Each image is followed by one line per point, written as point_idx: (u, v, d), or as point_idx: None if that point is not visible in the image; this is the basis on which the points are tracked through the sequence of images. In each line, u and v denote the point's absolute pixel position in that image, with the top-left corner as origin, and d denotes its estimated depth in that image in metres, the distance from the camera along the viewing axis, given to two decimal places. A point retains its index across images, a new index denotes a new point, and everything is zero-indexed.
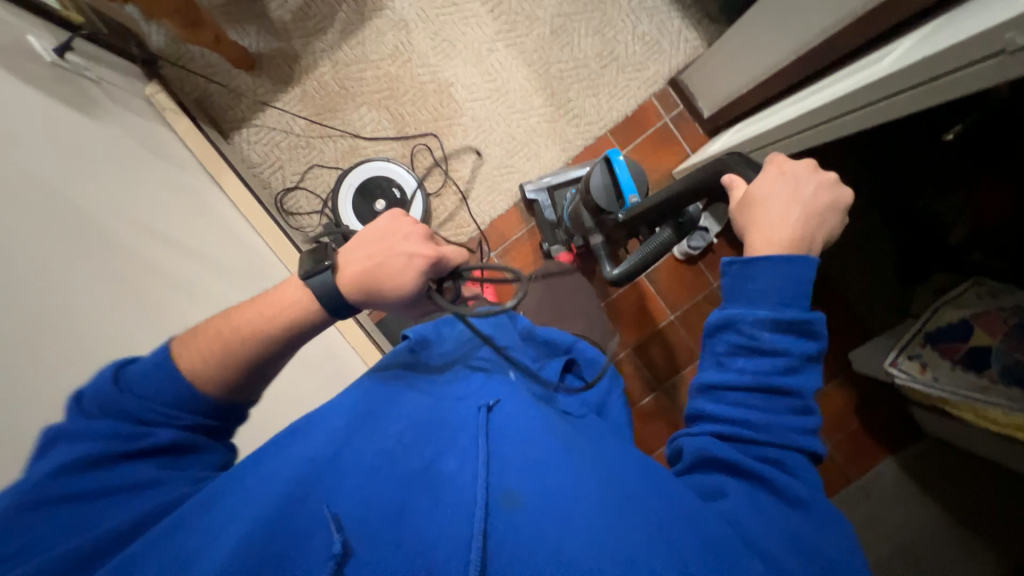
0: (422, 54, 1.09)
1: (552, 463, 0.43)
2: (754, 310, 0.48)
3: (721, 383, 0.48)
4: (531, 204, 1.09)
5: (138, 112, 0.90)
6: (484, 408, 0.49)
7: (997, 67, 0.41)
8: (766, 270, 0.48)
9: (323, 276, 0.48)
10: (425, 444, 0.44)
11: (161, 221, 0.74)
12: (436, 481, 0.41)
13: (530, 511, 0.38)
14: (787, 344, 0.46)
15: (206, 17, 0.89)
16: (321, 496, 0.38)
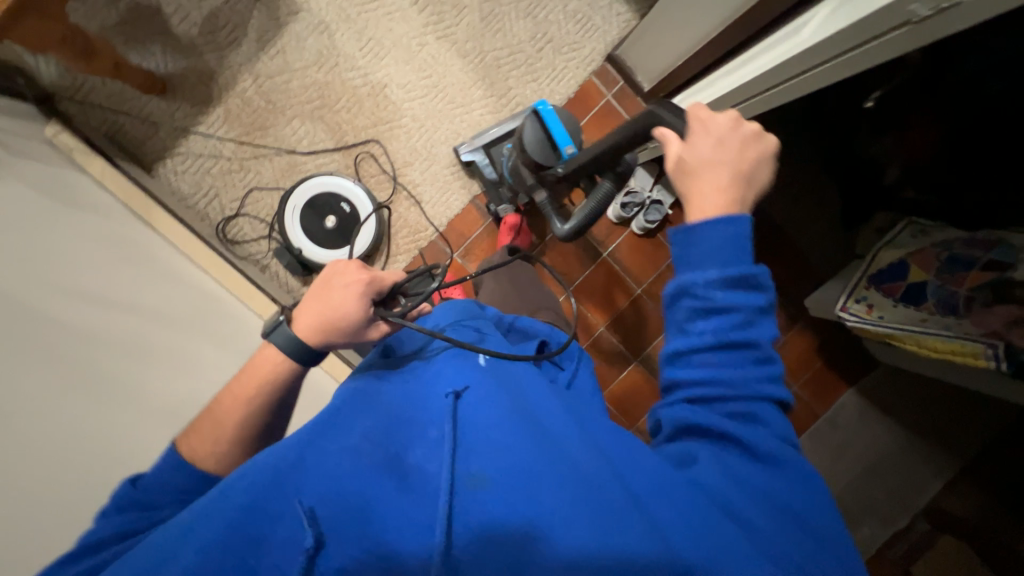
0: (349, 57, 1.03)
1: (518, 437, 0.43)
2: (702, 273, 0.49)
3: (685, 348, 0.50)
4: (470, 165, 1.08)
5: (43, 159, 0.82)
6: (450, 395, 0.47)
7: (905, 38, 0.43)
8: (704, 236, 0.50)
9: (283, 331, 0.51)
10: (390, 433, 0.44)
11: (90, 278, 0.69)
12: (403, 470, 0.41)
13: (495, 489, 0.39)
14: (739, 299, 0.48)
15: (101, 45, 0.81)
16: (286, 496, 0.39)
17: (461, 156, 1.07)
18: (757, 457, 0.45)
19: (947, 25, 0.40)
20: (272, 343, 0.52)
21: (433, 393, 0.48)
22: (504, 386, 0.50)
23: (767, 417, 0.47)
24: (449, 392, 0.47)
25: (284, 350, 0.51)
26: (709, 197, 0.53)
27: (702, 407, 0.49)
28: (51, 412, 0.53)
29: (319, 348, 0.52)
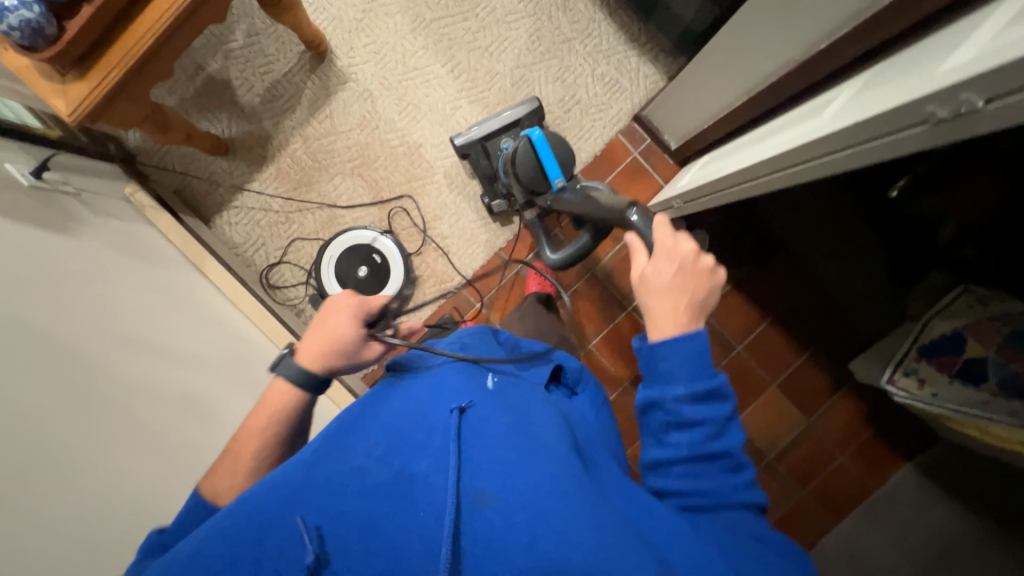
0: (389, 120, 1.12)
1: (521, 462, 0.44)
2: (670, 389, 0.51)
3: (663, 459, 0.51)
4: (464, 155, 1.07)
5: (119, 215, 0.93)
6: (456, 411, 0.48)
7: (924, 136, 0.42)
8: (672, 350, 0.52)
9: (289, 360, 0.58)
10: (395, 449, 0.45)
11: (143, 329, 0.76)
12: (406, 485, 0.42)
13: (503, 510, 0.40)
14: (705, 412, 0.50)
15: (175, 118, 0.92)
16: (292, 516, 0.40)
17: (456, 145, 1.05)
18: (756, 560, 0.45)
19: (968, 128, 0.38)
20: (282, 375, 0.59)
21: (437, 405, 0.50)
22: (506, 411, 0.51)
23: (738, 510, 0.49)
24: (454, 408, 0.48)
25: (293, 381, 0.58)
26: (665, 316, 0.54)
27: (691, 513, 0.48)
28: (99, 457, 0.58)
29: (323, 374, 0.59)
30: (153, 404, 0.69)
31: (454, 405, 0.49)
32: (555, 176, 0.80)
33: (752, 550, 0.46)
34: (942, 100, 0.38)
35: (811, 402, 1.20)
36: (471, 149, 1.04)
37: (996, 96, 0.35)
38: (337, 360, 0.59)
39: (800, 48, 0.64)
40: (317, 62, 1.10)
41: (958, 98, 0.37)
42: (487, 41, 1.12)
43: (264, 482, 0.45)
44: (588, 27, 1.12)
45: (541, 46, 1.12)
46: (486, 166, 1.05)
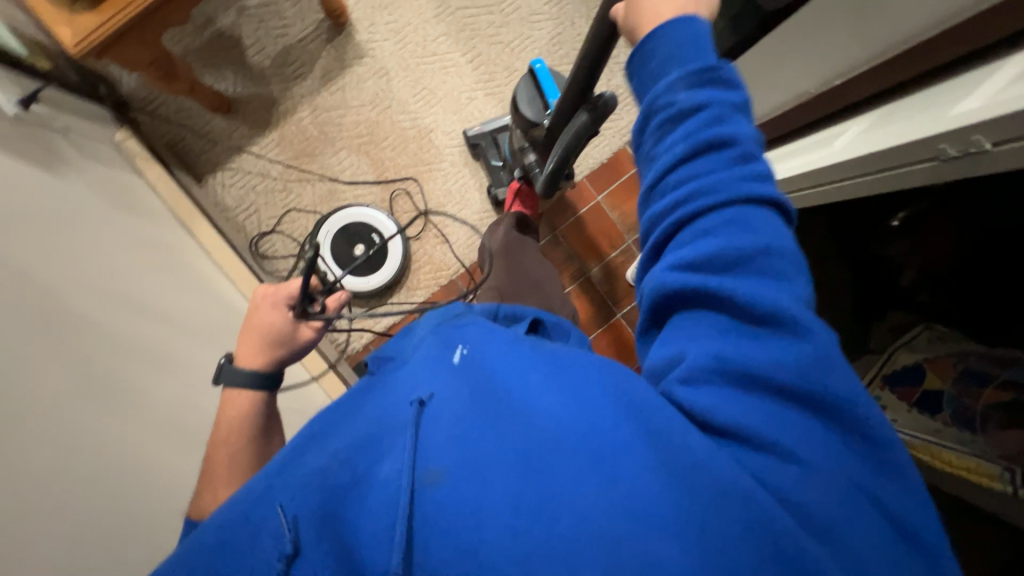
0: (402, 101, 1.11)
1: (488, 424, 0.35)
2: (663, 80, 0.43)
3: (661, 172, 0.42)
4: (474, 150, 1.11)
5: (107, 161, 0.87)
6: (416, 402, 0.38)
7: (934, 171, 0.46)
8: (661, 39, 0.43)
9: (230, 367, 0.61)
10: (355, 449, 0.37)
11: (127, 281, 0.72)
12: (366, 484, 0.34)
13: (455, 486, 0.31)
14: (707, 94, 0.40)
15: (181, 68, 0.88)
16: (265, 511, 0.34)
17: (467, 139, 1.10)
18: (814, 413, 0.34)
19: (976, 167, 0.42)
20: (228, 384, 0.60)
21: (397, 398, 0.41)
22: (475, 369, 0.42)
23: (767, 238, 0.38)
24: (413, 399, 0.39)
25: (239, 384, 0.60)
26: (658, 4, 0.45)
27: (701, 272, 0.38)
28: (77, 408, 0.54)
29: (272, 368, 0.63)
30: (138, 362, 0.66)
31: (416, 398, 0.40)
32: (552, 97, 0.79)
33: (819, 367, 0.34)
34: (953, 140, 0.42)
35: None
36: (482, 141, 1.09)
37: (1006, 140, 0.39)
38: (274, 349, 0.64)
39: (813, 82, 0.67)
40: (335, 32, 1.08)
41: (969, 139, 0.41)
42: (509, 37, 1.13)
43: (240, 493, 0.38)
44: None
45: (562, 50, 1.14)
46: (495, 156, 1.09)
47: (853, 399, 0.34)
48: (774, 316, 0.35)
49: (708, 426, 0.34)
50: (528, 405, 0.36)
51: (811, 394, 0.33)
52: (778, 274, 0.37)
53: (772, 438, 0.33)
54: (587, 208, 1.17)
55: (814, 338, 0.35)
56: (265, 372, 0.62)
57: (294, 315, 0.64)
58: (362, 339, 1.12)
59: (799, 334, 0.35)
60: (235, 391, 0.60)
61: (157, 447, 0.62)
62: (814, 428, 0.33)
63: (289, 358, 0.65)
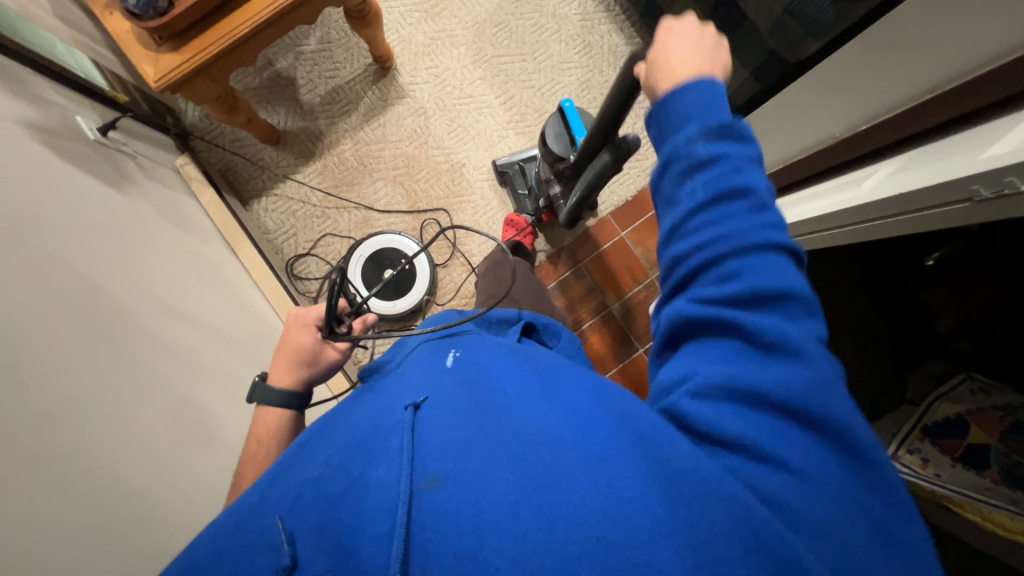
0: (438, 138, 1.17)
1: (484, 427, 0.35)
2: (683, 132, 0.45)
3: (680, 217, 0.43)
4: (501, 176, 1.15)
5: (166, 183, 0.95)
6: (410, 407, 0.39)
7: (969, 211, 0.46)
8: (679, 100, 0.47)
9: (263, 388, 0.62)
10: (352, 451, 0.37)
11: (174, 293, 0.76)
12: (361, 487, 0.33)
13: (453, 484, 0.31)
14: (722, 148, 0.43)
15: (242, 102, 0.97)
16: (267, 518, 0.34)
17: (495, 167, 1.15)
18: (821, 433, 0.34)
19: (1011, 209, 0.42)
20: (260, 402, 0.62)
21: (392, 403, 0.41)
22: (471, 378, 0.43)
23: (772, 278, 0.38)
24: (408, 404, 0.40)
25: (273, 402, 0.61)
26: (682, 68, 0.49)
27: (716, 308, 0.38)
28: None
29: (300, 387, 0.64)
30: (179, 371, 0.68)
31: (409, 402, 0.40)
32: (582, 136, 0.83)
33: (822, 383, 0.35)
34: (986, 181, 0.43)
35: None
36: (510, 169, 1.13)
37: None
38: (302, 368, 0.64)
39: (840, 124, 0.69)
40: (381, 75, 1.17)
41: (1002, 180, 0.42)
42: (540, 82, 1.20)
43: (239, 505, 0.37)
44: None
45: (590, 94, 1.20)
46: (521, 184, 1.13)
47: (849, 420, 0.34)
48: (777, 345, 0.35)
49: (706, 436, 0.35)
50: (524, 407, 0.37)
51: (812, 413, 0.34)
52: (785, 311, 0.37)
53: (774, 449, 0.33)
54: (611, 243, 1.19)
55: (813, 363, 0.35)
56: (296, 391, 0.63)
57: (323, 334, 0.65)
58: None
59: (798, 360, 0.35)
60: (269, 408, 0.61)
61: (199, 454, 0.64)
62: (816, 445, 0.33)
63: (314, 378, 0.65)
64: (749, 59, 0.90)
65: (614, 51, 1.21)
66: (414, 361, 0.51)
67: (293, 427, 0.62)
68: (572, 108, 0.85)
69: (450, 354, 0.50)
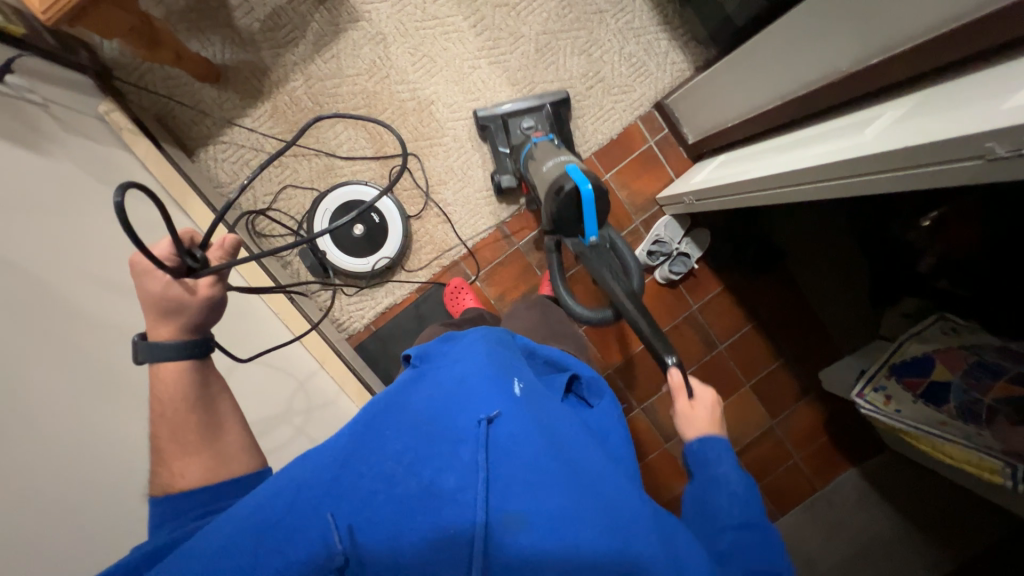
0: (401, 71, 1.04)
1: (556, 476, 0.42)
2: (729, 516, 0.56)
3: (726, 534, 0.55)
4: (482, 131, 1.06)
5: (93, 136, 0.83)
6: (485, 421, 0.45)
7: (976, 170, 0.42)
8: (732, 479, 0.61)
9: (150, 348, 0.47)
10: (424, 457, 0.42)
11: (121, 267, 0.69)
12: (434, 499, 0.39)
13: (529, 535, 0.38)
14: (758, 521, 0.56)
15: (165, 34, 0.82)
16: (330, 506, 0.38)
17: (477, 118, 1.04)
18: None
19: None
20: (152, 362, 0.48)
21: (460, 416, 0.46)
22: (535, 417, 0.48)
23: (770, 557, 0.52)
24: (481, 418, 0.45)
25: (166, 358, 0.48)
26: (698, 423, 0.71)
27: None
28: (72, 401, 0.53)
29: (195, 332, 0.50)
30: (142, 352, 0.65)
31: (483, 417, 0.45)
32: (591, 236, 0.77)
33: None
34: (1004, 137, 0.38)
35: (734, 385, 1.23)
36: (493, 123, 1.04)
37: None
38: (175, 314, 0.48)
39: (847, 57, 0.62)
40: None
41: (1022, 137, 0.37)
42: None
43: (292, 479, 0.41)
44: (623, 0, 1.06)
45: (573, 13, 1.05)
46: (503, 142, 1.04)
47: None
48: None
49: None
50: (588, 478, 0.44)
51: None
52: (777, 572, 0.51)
53: None
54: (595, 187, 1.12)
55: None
56: (187, 342, 0.49)
57: (173, 273, 0.46)
58: (363, 319, 1.12)
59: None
60: (163, 366, 0.48)
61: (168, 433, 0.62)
62: None
63: (201, 322, 0.49)
64: None
65: None
66: (472, 356, 0.55)
67: (191, 392, 0.49)
68: (590, 196, 0.75)
69: (512, 376, 0.54)
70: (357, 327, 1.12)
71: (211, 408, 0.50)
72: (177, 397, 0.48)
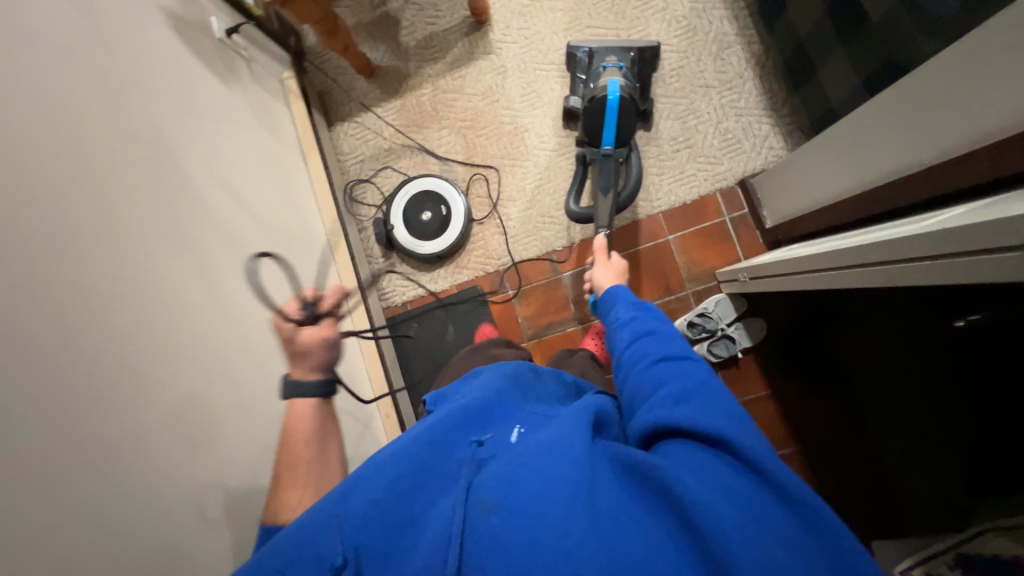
0: (510, 99, 1.19)
1: (531, 459, 0.43)
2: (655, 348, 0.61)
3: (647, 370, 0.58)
4: (570, 55, 1.08)
5: (269, 89, 1.10)
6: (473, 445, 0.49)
7: (1018, 263, 0.36)
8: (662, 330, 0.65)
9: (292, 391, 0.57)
10: (413, 479, 0.45)
11: (240, 176, 0.89)
12: (422, 517, 0.43)
13: (496, 512, 0.39)
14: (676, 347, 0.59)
15: (344, 29, 1.07)
16: (330, 523, 0.42)
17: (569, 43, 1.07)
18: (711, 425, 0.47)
19: None
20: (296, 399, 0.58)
21: (453, 441, 0.49)
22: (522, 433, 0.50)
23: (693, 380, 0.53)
24: (472, 442, 0.49)
25: (304, 395, 0.58)
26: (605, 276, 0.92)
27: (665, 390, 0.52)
28: None
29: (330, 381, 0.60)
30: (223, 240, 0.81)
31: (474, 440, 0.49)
32: (607, 143, 0.91)
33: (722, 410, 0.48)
34: None
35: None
36: (580, 53, 1.06)
37: None
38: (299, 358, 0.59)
39: (929, 150, 0.57)
40: (475, 29, 1.21)
41: None
42: None
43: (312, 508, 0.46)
44: (731, 80, 1.09)
45: (678, 83, 1.11)
46: (582, 73, 1.06)
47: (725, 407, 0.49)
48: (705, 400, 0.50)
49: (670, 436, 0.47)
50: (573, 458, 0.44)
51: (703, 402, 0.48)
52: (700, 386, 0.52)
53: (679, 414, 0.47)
54: (653, 243, 1.11)
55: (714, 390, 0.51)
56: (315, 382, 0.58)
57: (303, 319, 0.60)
58: (404, 296, 1.22)
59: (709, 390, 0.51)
60: (300, 401, 0.58)
61: None
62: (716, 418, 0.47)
63: (320, 363, 0.60)
64: (861, 63, 0.75)
65: (720, 40, 1.10)
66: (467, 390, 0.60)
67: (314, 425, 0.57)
68: (614, 104, 0.88)
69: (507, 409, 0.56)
70: (395, 302, 1.22)
71: (325, 440, 0.58)
72: (309, 423, 0.57)
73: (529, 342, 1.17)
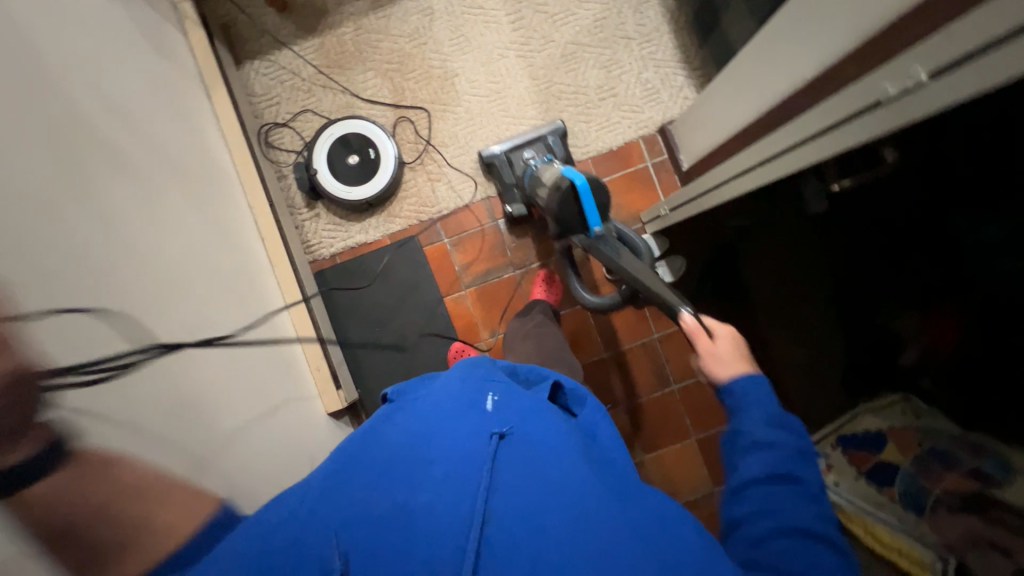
0: (438, 42, 1.16)
1: (519, 467, 0.47)
2: (746, 417, 0.54)
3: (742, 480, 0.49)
4: (488, 168, 1.11)
5: (159, 10, 0.96)
6: (495, 437, 0.49)
7: (873, 117, 0.43)
8: (742, 387, 0.57)
9: None
10: (394, 478, 0.45)
11: (130, 99, 0.77)
12: (411, 508, 0.42)
13: (506, 525, 0.41)
14: (781, 435, 0.51)
15: None
16: (322, 538, 0.40)
17: (482, 156, 1.09)
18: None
19: (911, 110, 0.38)
20: None
21: (447, 436, 0.50)
22: (511, 431, 0.52)
23: (793, 503, 0.46)
24: (492, 433, 0.50)
25: None
26: (724, 362, 0.60)
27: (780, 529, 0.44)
28: None
29: None
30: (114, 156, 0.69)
31: (493, 431, 0.50)
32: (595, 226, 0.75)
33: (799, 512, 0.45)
34: (897, 76, 0.40)
35: (675, 434, 1.16)
36: (496, 160, 1.08)
37: (939, 72, 0.36)
38: None
39: (812, 67, 0.64)
40: None
41: (909, 72, 0.38)
42: (555, 9, 1.16)
43: (282, 508, 0.44)
44: (650, 33, 1.15)
45: (602, 34, 1.15)
46: (509, 177, 1.08)
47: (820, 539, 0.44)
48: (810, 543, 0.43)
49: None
50: (560, 474, 0.48)
51: (811, 543, 0.43)
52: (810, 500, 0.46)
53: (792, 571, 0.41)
54: None
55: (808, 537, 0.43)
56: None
57: None
58: (332, 249, 1.15)
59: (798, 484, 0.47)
60: None
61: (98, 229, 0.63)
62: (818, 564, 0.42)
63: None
64: (758, 6, 0.83)
65: None
66: (441, 392, 0.60)
67: None
68: (586, 189, 0.74)
69: (487, 396, 0.59)
70: (323, 255, 1.15)
71: None
72: None
73: (467, 291, 1.17)
